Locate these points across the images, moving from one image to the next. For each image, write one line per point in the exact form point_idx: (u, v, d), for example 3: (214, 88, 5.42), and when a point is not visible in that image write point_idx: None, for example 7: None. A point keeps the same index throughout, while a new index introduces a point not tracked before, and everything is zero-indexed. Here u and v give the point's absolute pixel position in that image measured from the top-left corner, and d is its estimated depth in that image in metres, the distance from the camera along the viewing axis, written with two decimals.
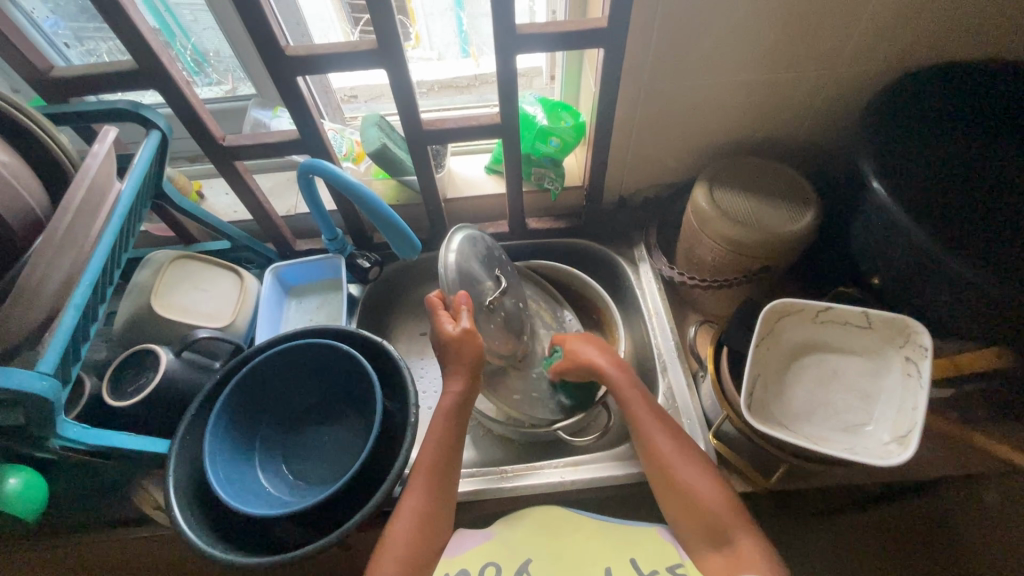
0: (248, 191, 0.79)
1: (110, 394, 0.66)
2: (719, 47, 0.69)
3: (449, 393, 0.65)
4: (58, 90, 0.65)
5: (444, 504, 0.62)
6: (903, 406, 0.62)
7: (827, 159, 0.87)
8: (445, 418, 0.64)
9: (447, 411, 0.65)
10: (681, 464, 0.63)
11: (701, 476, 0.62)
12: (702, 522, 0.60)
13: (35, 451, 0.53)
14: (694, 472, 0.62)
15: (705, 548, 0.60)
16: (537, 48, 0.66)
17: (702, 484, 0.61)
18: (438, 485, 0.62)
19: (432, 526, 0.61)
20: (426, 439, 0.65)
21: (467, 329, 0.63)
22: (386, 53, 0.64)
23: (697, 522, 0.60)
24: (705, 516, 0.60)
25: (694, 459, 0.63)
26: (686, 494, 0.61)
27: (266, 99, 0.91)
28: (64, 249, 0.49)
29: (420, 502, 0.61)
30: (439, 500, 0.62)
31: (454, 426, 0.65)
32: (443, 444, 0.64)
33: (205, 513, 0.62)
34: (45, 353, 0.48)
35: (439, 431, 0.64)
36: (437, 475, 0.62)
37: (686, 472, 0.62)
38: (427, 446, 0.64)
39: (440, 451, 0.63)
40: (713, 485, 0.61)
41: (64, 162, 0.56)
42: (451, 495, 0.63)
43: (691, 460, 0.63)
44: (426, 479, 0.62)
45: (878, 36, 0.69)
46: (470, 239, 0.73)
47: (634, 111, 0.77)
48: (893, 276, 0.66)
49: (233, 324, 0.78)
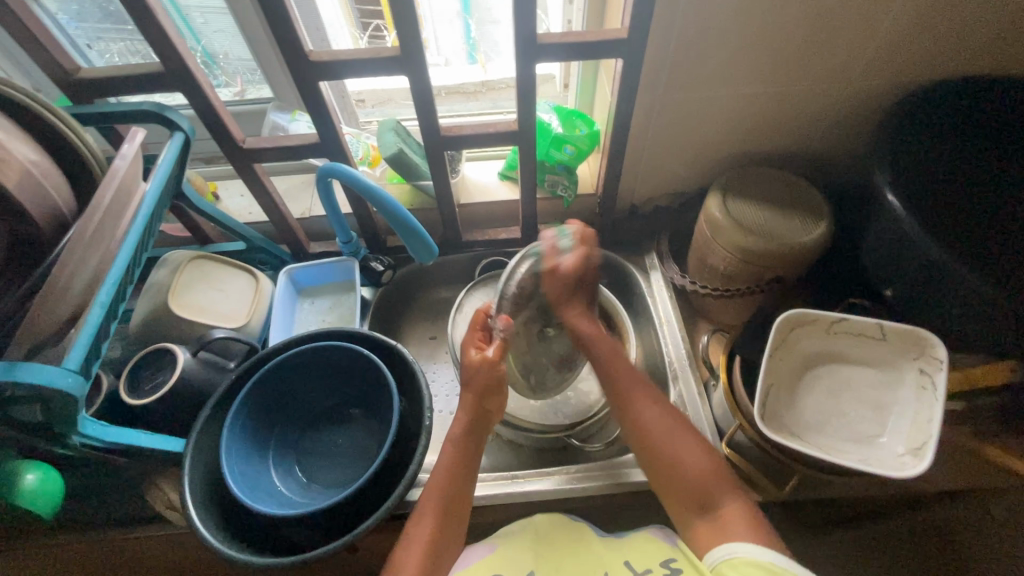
0: (266, 193, 0.80)
1: (128, 392, 0.67)
2: (735, 58, 0.70)
3: (457, 418, 0.66)
4: (83, 90, 0.66)
5: (453, 526, 0.62)
6: (917, 418, 0.62)
7: (839, 170, 0.88)
8: (457, 443, 0.64)
9: (456, 436, 0.65)
10: (665, 434, 0.63)
11: (689, 445, 0.62)
12: (689, 489, 0.59)
13: (54, 448, 0.54)
14: (680, 439, 0.62)
15: (692, 515, 0.59)
16: (555, 57, 0.67)
17: (688, 450, 0.61)
18: (453, 499, 0.62)
19: (440, 552, 0.60)
20: (438, 463, 0.64)
21: (488, 359, 0.64)
22: (408, 60, 0.65)
23: (684, 490, 0.60)
24: (693, 483, 0.59)
25: (679, 429, 0.63)
26: (673, 463, 0.61)
27: (284, 102, 0.92)
28: (91, 247, 0.50)
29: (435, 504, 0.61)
30: (446, 527, 0.61)
31: (465, 449, 0.65)
32: (453, 468, 0.63)
33: (219, 513, 0.63)
34: (70, 350, 0.49)
35: (456, 437, 0.65)
36: (451, 487, 0.63)
37: (671, 440, 0.62)
38: (436, 469, 0.64)
39: (457, 458, 0.64)
40: (701, 453, 0.61)
41: (91, 163, 0.57)
42: (460, 521, 0.62)
43: (676, 433, 0.63)
44: (434, 507, 0.61)
45: (892, 50, 0.70)
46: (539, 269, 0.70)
47: (647, 121, 0.78)
48: (907, 289, 0.66)
49: (248, 325, 0.79)
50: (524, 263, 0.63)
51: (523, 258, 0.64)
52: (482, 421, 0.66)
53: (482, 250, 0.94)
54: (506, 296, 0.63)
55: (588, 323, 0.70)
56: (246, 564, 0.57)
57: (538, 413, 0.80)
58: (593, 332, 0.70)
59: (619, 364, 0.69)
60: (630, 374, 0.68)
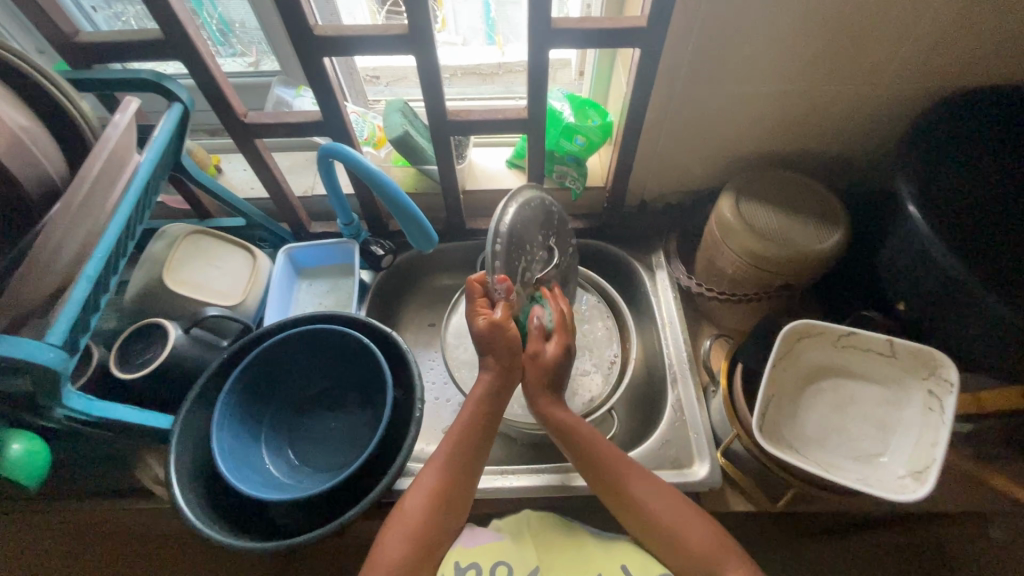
0: (267, 169, 0.78)
1: (118, 365, 0.66)
2: (761, 53, 0.67)
3: (481, 380, 0.65)
4: (82, 54, 0.64)
5: (460, 485, 0.61)
6: (922, 440, 0.60)
7: (859, 177, 0.84)
8: (479, 402, 0.64)
9: (481, 397, 0.64)
10: (665, 511, 0.59)
11: (688, 518, 0.58)
12: (693, 561, 0.56)
13: (39, 420, 0.53)
14: (679, 514, 0.59)
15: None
16: (571, 43, 0.64)
17: (691, 525, 0.58)
18: (456, 473, 0.61)
19: (438, 529, 0.58)
20: (457, 421, 0.64)
21: (494, 322, 0.61)
22: (417, 39, 0.62)
23: (689, 563, 0.57)
24: (698, 558, 0.56)
25: (674, 503, 0.60)
26: (676, 542, 0.57)
27: (290, 77, 0.89)
28: (78, 220, 0.49)
29: (435, 478, 0.60)
30: (456, 485, 0.60)
31: (487, 413, 0.64)
32: (469, 426, 0.62)
33: (206, 493, 0.62)
34: (55, 323, 0.48)
35: (467, 417, 0.63)
36: (456, 462, 0.61)
37: (672, 516, 0.59)
38: (453, 428, 0.63)
39: (465, 435, 0.62)
40: (703, 528, 0.58)
41: (84, 130, 0.55)
42: (463, 500, 0.61)
43: (671, 508, 0.59)
44: (437, 478, 0.60)
45: (926, 53, 0.66)
46: (533, 201, 0.64)
47: (664, 114, 0.75)
48: (921, 305, 0.64)
49: (243, 303, 0.78)
50: (510, 208, 0.61)
51: (510, 204, 0.61)
52: (490, 403, 0.64)
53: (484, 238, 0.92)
54: (496, 253, 0.59)
55: (568, 415, 0.65)
56: (225, 547, 0.56)
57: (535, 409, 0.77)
58: (573, 420, 0.64)
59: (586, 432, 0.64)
60: (603, 444, 0.64)
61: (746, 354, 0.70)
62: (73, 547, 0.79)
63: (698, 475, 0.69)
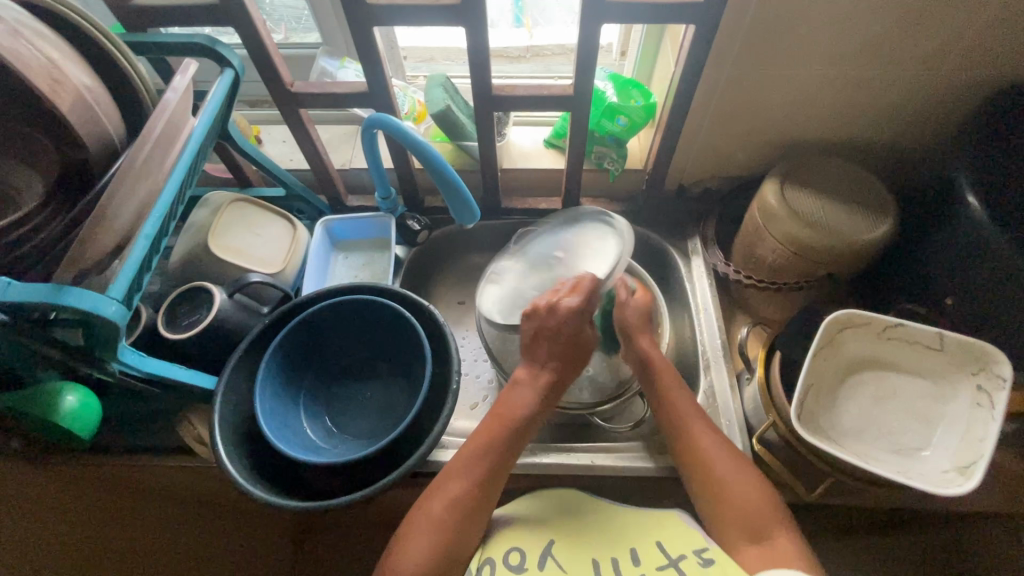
0: (310, 140, 0.79)
1: (165, 326, 0.68)
2: (822, 32, 0.64)
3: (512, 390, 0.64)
4: (138, 18, 0.65)
5: (469, 507, 0.59)
6: (967, 436, 0.58)
7: (910, 169, 0.82)
8: (518, 411, 0.62)
9: (528, 405, 0.62)
10: (730, 469, 0.60)
11: (742, 476, 0.60)
12: (740, 521, 0.58)
13: (94, 372, 0.55)
14: (737, 471, 0.60)
15: (743, 542, 0.57)
16: (623, 18, 0.63)
17: (747, 483, 0.59)
18: (463, 494, 0.59)
19: (449, 552, 0.57)
20: (492, 428, 0.62)
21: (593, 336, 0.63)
22: (467, 10, 0.62)
23: (735, 522, 0.58)
24: (747, 518, 0.58)
25: (735, 460, 0.61)
26: (729, 494, 0.59)
27: (332, 49, 0.89)
28: (139, 178, 0.50)
29: (440, 502, 0.59)
30: (484, 495, 0.59)
31: (525, 423, 0.62)
32: (481, 447, 0.61)
33: (247, 453, 0.63)
34: (115, 279, 0.49)
35: (479, 437, 0.62)
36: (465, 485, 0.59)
37: (731, 470, 0.60)
38: (464, 447, 0.62)
39: (473, 456, 0.61)
40: (755, 486, 0.59)
41: (142, 92, 0.56)
42: (474, 521, 0.59)
43: (732, 462, 0.61)
44: (443, 502, 0.59)
45: (996, 37, 0.63)
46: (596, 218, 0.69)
47: (712, 97, 0.74)
48: (977, 298, 0.63)
49: (283, 272, 0.79)
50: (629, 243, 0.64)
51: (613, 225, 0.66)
52: (553, 396, 0.64)
53: (519, 218, 0.92)
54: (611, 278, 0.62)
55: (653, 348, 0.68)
56: (270, 505, 0.58)
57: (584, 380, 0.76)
58: (665, 364, 0.67)
59: (671, 377, 0.67)
60: (685, 399, 0.65)
61: (785, 343, 0.69)
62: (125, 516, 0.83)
63: None
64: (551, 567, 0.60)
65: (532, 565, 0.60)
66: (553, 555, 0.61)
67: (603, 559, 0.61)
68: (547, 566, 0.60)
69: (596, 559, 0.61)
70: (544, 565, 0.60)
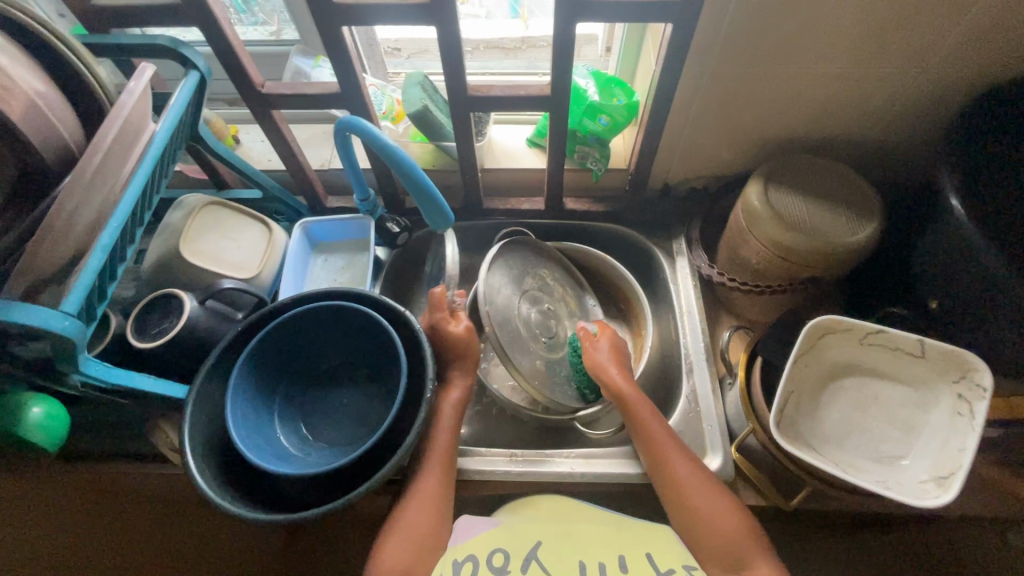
0: (283, 141, 0.77)
1: (135, 335, 0.67)
2: (804, 30, 0.62)
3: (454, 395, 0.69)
4: (100, 20, 0.63)
5: (436, 517, 0.61)
6: (946, 445, 0.57)
7: (897, 168, 0.80)
8: (451, 408, 0.67)
9: (454, 404, 0.68)
10: (706, 495, 0.60)
11: (720, 504, 0.59)
12: (717, 548, 0.58)
13: (57, 385, 0.54)
14: (713, 498, 0.60)
15: (721, 571, 0.58)
16: (599, 17, 0.61)
17: (724, 511, 0.59)
18: (433, 505, 0.61)
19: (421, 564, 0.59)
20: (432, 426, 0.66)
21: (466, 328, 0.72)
22: (438, 10, 0.60)
23: (710, 547, 0.58)
24: (725, 545, 0.57)
25: (712, 486, 0.61)
26: (705, 520, 0.59)
27: (308, 47, 0.87)
28: (93, 188, 0.48)
29: (415, 518, 0.60)
30: (443, 489, 0.63)
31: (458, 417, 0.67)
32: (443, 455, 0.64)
33: (220, 464, 0.63)
34: (71, 292, 0.48)
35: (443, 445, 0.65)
36: (432, 495, 0.62)
37: (707, 495, 0.60)
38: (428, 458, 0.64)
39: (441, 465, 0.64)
40: (730, 512, 0.59)
41: (100, 95, 0.55)
42: (440, 530, 0.61)
43: (706, 487, 0.61)
44: (415, 516, 0.60)
45: (983, 35, 0.61)
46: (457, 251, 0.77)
47: (694, 95, 0.72)
48: (958, 304, 0.62)
49: (258, 276, 0.78)
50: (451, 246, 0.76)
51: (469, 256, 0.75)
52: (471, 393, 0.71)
53: (502, 219, 0.91)
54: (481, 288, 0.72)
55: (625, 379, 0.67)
56: (245, 519, 0.56)
57: (533, 359, 0.72)
58: (634, 392, 0.66)
59: (637, 397, 0.66)
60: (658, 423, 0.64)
61: (766, 348, 0.68)
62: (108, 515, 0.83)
63: (712, 467, 0.68)
64: (534, 569, 0.62)
65: (515, 567, 0.62)
66: (537, 558, 0.63)
67: (590, 563, 0.63)
68: (530, 568, 0.62)
69: (583, 560, 0.63)
70: (528, 567, 0.62)
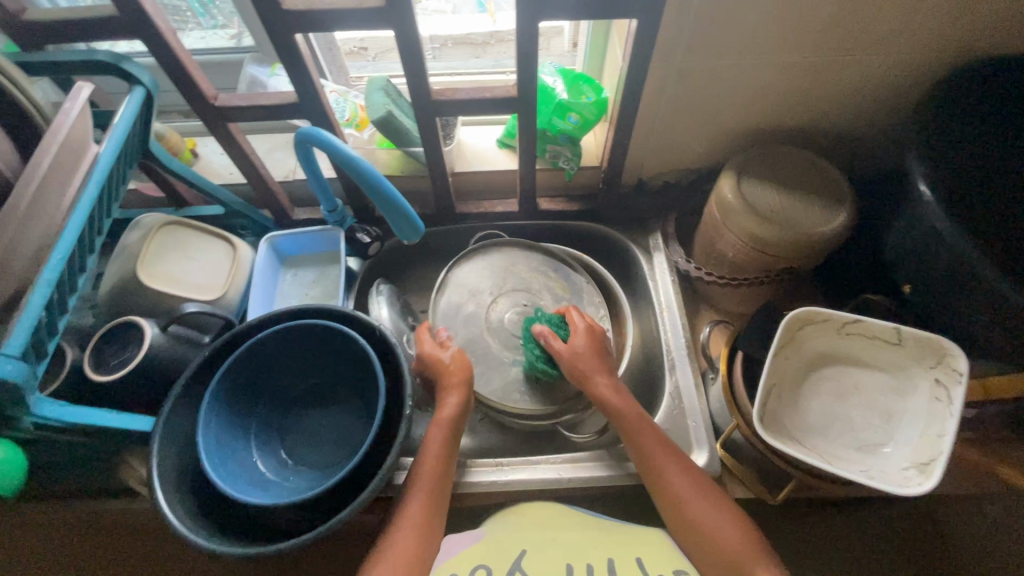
0: (242, 154, 0.74)
1: (92, 367, 0.63)
2: (768, 21, 0.62)
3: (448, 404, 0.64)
4: (33, 36, 0.59)
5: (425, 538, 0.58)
6: (927, 430, 0.58)
7: (865, 153, 0.80)
8: (447, 423, 0.63)
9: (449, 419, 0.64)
10: (697, 496, 0.59)
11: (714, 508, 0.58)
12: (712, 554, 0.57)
13: (7, 429, 0.51)
14: (708, 505, 0.58)
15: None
16: (561, 14, 0.59)
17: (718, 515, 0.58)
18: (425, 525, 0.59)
19: None
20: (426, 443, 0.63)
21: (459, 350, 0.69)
22: (395, 12, 0.57)
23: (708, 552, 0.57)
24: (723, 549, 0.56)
25: (703, 490, 0.60)
26: (701, 526, 0.58)
27: (264, 55, 0.85)
28: (30, 221, 0.45)
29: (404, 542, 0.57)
30: (433, 511, 0.60)
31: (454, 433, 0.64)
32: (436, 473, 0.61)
33: (191, 494, 0.60)
34: (12, 333, 0.45)
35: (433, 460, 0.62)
36: (424, 516, 0.59)
37: (701, 501, 0.59)
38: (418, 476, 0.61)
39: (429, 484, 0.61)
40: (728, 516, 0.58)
41: (36, 119, 0.51)
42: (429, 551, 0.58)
43: (698, 490, 0.59)
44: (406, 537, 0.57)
45: (943, 20, 0.62)
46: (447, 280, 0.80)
47: (661, 90, 0.71)
48: (929, 288, 0.63)
49: (224, 296, 0.75)
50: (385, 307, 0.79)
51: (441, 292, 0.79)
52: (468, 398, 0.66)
53: (475, 222, 0.89)
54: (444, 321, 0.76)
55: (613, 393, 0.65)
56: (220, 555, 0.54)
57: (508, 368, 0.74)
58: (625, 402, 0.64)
59: (625, 405, 0.64)
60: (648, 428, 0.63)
61: (746, 342, 0.68)
62: (85, 549, 0.81)
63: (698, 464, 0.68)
64: None
65: None
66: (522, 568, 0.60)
67: (577, 563, 0.61)
68: None
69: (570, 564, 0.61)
70: None
